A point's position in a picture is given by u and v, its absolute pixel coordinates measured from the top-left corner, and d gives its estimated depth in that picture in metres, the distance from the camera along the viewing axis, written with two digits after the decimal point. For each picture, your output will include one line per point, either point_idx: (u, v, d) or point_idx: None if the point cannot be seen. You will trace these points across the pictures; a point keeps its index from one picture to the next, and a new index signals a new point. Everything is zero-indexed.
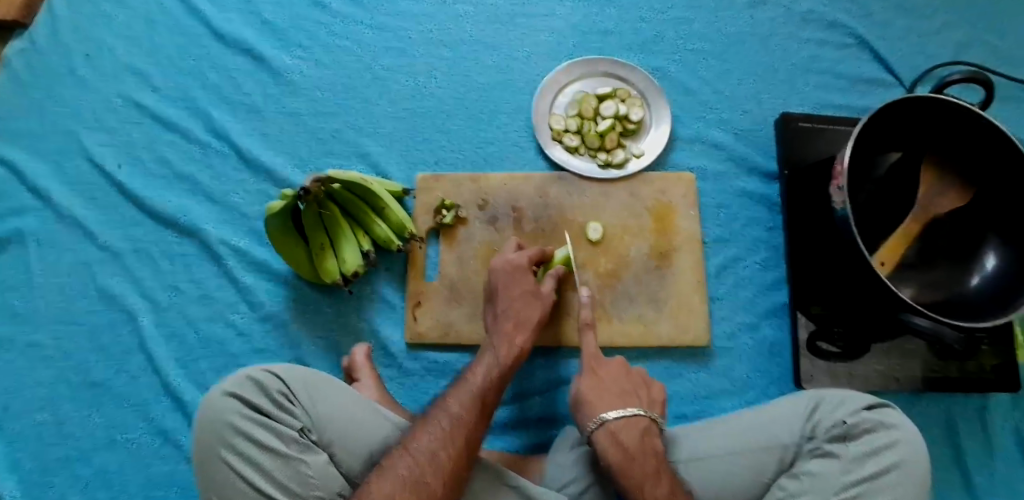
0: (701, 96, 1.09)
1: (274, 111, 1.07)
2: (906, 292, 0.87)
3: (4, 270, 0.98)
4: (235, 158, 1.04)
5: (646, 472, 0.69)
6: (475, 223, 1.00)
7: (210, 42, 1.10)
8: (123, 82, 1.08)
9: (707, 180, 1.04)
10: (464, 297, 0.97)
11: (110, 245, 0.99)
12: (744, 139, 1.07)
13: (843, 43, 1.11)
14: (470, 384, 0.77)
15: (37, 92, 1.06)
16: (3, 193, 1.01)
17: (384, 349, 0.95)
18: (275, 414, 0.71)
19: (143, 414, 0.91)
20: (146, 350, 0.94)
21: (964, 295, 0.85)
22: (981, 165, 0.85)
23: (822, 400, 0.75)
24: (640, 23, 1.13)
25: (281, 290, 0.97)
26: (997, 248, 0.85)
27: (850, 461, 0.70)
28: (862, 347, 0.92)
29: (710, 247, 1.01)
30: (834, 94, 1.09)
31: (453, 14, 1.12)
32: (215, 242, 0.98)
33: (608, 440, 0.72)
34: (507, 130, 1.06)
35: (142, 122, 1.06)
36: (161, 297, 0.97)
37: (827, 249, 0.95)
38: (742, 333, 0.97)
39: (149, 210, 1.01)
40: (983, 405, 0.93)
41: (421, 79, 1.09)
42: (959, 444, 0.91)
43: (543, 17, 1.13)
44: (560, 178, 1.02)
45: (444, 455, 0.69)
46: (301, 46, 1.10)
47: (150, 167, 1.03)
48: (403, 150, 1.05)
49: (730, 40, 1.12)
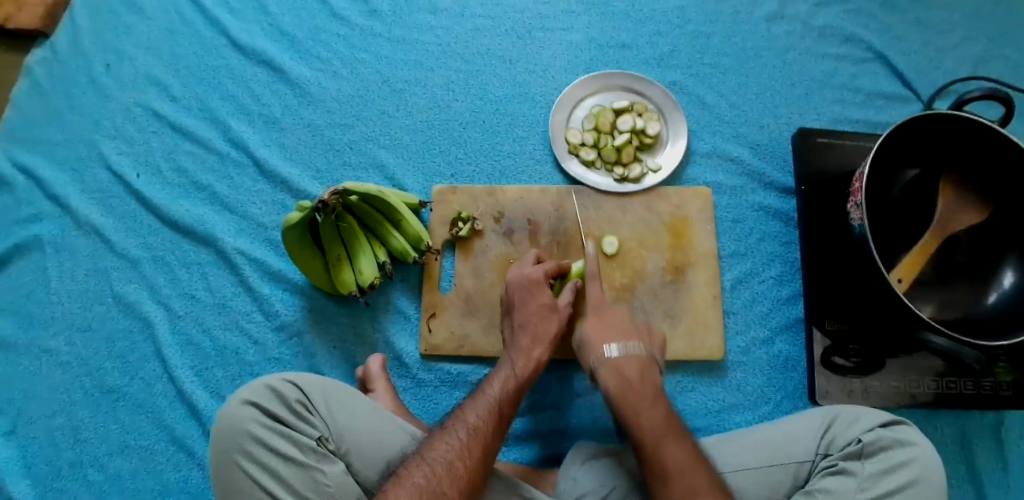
0: (717, 111, 1.10)
1: (292, 121, 1.11)
2: (925, 311, 0.86)
3: (24, 276, 1.02)
4: (252, 169, 1.08)
5: (644, 400, 0.74)
6: (491, 236, 1.02)
7: (230, 53, 1.15)
8: (145, 92, 1.13)
9: (722, 195, 1.05)
10: (480, 309, 0.99)
11: (128, 253, 1.03)
12: (759, 153, 1.08)
13: (862, 57, 1.12)
14: (489, 394, 0.79)
15: (58, 102, 1.12)
16: (25, 200, 1.06)
17: (398, 359, 0.98)
18: (293, 422, 0.74)
19: (157, 421, 0.95)
20: (162, 358, 0.97)
21: (980, 313, 0.84)
22: (999, 181, 0.86)
23: (836, 418, 0.77)
24: (656, 36, 1.15)
25: (296, 299, 1.00)
26: (1015, 265, 0.84)
27: (866, 478, 0.71)
28: (878, 363, 0.92)
29: (724, 261, 1.02)
30: (850, 109, 1.10)
31: (471, 27, 1.15)
32: (233, 251, 1.02)
33: (612, 373, 0.77)
34: (524, 143, 1.09)
35: (161, 131, 1.11)
36: (175, 305, 1.00)
37: (845, 266, 0.95)
38: (757, 349, 0.98)
39: (166, 218, 1.05)
40: (999, 422, 0.93)
41: (439, 92, 1.12)
42: (973, 462, 0.91)
43: (561, 30, 1.15)
44: (577, 191, 1.03)
45: (461, 464, 0.71)
46: (320, 58, 1.14)
47: (167, 177, 1.08)
48: (419, 161, 1.08)
49: (747, 54, 1.13)
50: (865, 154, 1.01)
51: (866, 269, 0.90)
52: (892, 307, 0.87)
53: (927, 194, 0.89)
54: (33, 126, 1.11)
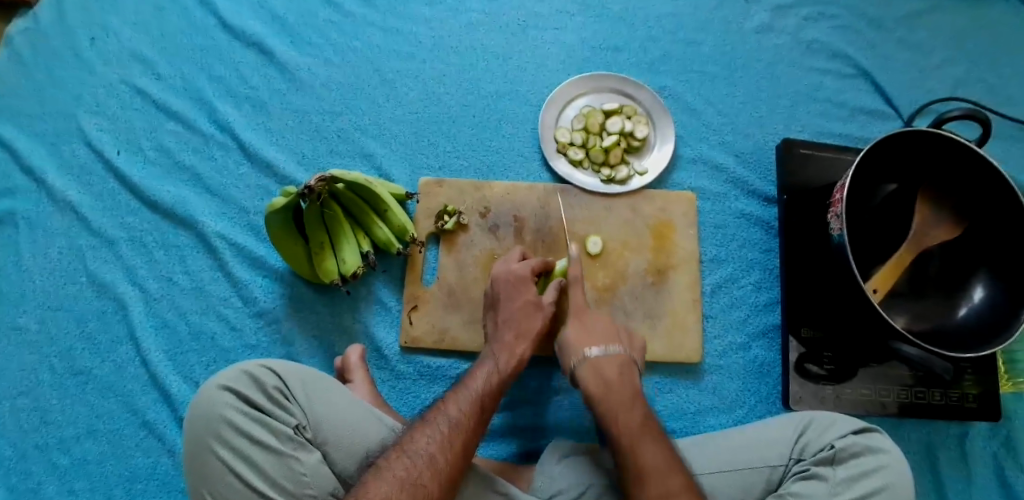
0: (705, 118, 1.12)
1: (280, 106, 1.10)
2: (898, 321, 0.89)
3: None
4: (238, 152, 1.06)
5: (622, 401, 0.75)
6: (476, 230, 1.02)
7: (219, 34, 1.13)
8: (128, 68, 1.11)
9: (707, 200, 1.07)
10: (462, 303, 0.99)
11: (105, 232, 1.01)
12: (744, 161, 1.10)
13: (846, 73, 1.15)
14: (471, 386, 0.80)
15: (39, 74, 1.10)
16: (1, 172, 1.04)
17: (377, 350, 0.97)
18: (270, 410, 0.73)
19: (128, 405, 0.93)
20: (135, 340, 0.95)
21: (950, 326, 0.87)
22: (976, 199, 0.87)
23: (810, 424, 0.78)
24: (649, 42, 1.16)
25: (275, 287, 0.99)
26: (985, 281, 0.87)
27: (837, 483, 0.72)
28: (850, 371, 0.94)
29: (705, 266, 1.03)
30: (833, 123, 1.12)
31: (466, 22, 1.15)
32: (213, 235, 1.01)
33: (590, 373, 0.79)
34: (513, 140, 1.09)
35: (145, 110, 1.09)
36: (151, 287, 0.99)
37: (822, 275, 0.97)
38: (732, 353, 0.99)
39: (146, 199, 1.03)
40: (963, 433, 0.95)
41: (431, 85, 1.12)
42: (936, 469, 0.93)
43: (555, 30, 1.16)
44: (563, 190, 1.04)
45: (442, 456, 0.71)
46: (312, 44, 1.13)
47: (150, 155, 1.06)
48: (407, 152, 1.08)
49: (735, 64, 1.15)
50: (845, 166, 1.03)
51: (844, 279, 0.91)
52: (867, 318, 0.89)
53: (905, 207, 0.90)
54: (12, 98, 1.08)
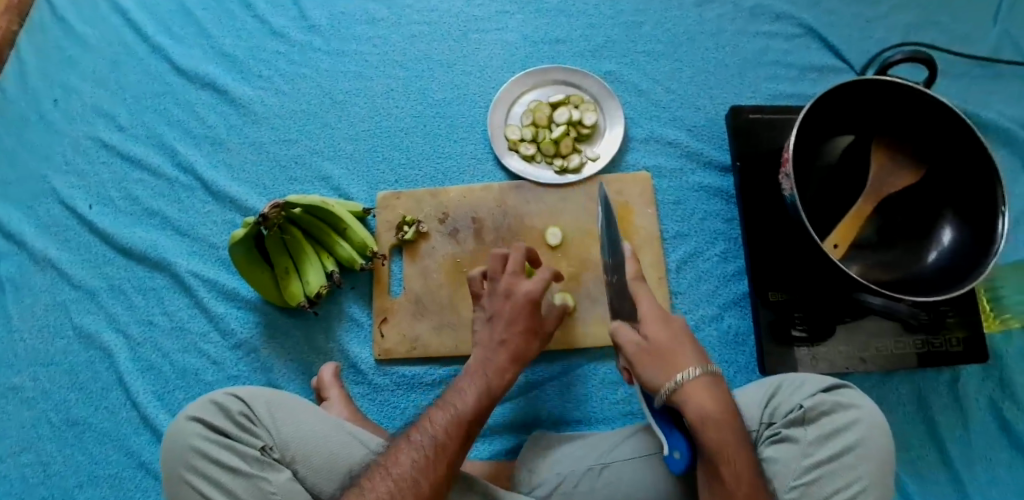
0: (654, 97, 0.88)
1: (237, 141, 0.88)
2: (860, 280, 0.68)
3: None
4: (201, 190, 0.86)
5: (736, 443, 0.49)
6: (438, 238, 0.82)
7: (173, 79, 0.91)
8: (92, 123, 0.90)
9: (664, 178, 0.84)
10: (430, 309, 0.80)
11: (84, 284, 0.82)
12: (697, 135, 0.86)
13: (792, 33, 0.89)
14: (453, 401, 0.59)
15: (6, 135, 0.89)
16: None
17: (353, 367, 0.79)
18: (235, 434, 0.56)
19: (122, 448, 0.76)
20: (123, 384, 0.78)
21: (922, 276, 0.66)
22: (927, 134, 0.67)
23: (781, 383, 0.59)
24: (589, 30, 0.91)
25: (252, 313, 0.80)
26: (953, 220, 0.66)
27: (809, 445, 0.54)
28: (829, 329, 0.72)
29: (667, 243, 0.81)
30: (784, 84, 0.87)
31: (407, 34, 0.92)
32: (184, 273, 0.81)
33: (702, 400, 0.50)
34: (465, 143, 0.87)
35: (112, 162, 0.88)
36: (133, 331, 0.80)
37: (773, 238, 0.76)
38: (705, 326, 0.78)
39: (118, 245, 0.84)
40: (955, 379, 0.73)
41: (380, 100, 0.90)
42: (931, 418, 0.72)
43: (495, 31, 0.92)
44: (517, 186, 0.83)
45: (429, 482, 0.52)
46: (261, 76, 0.91)
47: (120, 205, 0.86)
48: (364, 169, 0.86)
49: (678, 39, 0.90)
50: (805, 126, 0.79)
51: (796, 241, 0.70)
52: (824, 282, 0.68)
53: (856, 155, 0.70)
54: None
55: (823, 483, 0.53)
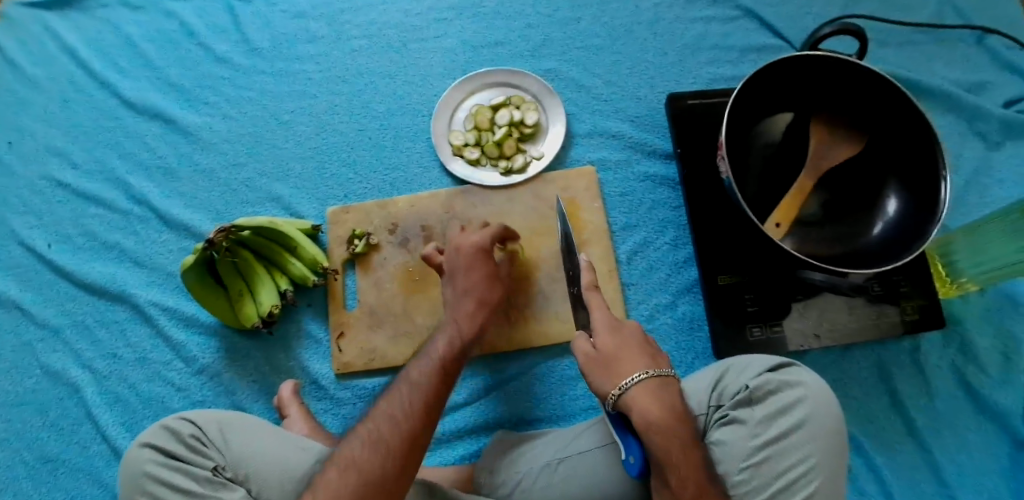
0: (596, 90, 0.85)
1: (189, 169, 0.85)
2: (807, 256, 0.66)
3: None
4: (155, 219, 0.83)
5: (686, 446, 0.50)
6: (388, 249, 0.79)
7: (123, 113, 0.87)
8: (46, 162, 0.86)
9: (610, 171, 0.82)
10: (384, 319, 0.78)
11: (47, 323, 0.79)
12: (641, 126, 0.84)
13: (728, 16, 0.86)
14: (434, 350, 0.59)
15: None
16: None
17: (313, 383, 0.77)
18: (186, 455, 0.55)
19: (95, 481, 0.74)
20: (92, 419, 0.75)
21: (871, 247, 0.65)
22: (862, 105, 0.66)
23: (729, 366, 0.59)
24: (527, 29, 0.88)
25: (213, 338, 0.78)
26: (896, 189, 0.65)
27: (756, 426, 0.54)
28: (782, 308, 0.70)
29: (615, 235, 0.80)
30: (724, 67, 0.85)
31: (347, 50, 0.88)
32: (144, 302, 0.79)
33: (647, 400, 0.51)
34: (411, 152, 0.84)
35: (68, 201, 0.84)
36: (99, 364, 0.77)
37: (718, 221, 0.74)
38: (659, 315, 0.76)
39: (77, 280, 0.80)
40: (915, 347, 0.72)
41: (324, 117, 0.86)
42: (893, 387, 0.71)
43: (434, 39, 0.88)
44: (464, 191, 0.81)
45: (406, 421, 0.52)
46: (208, 102, 0.87)
47: (76, 241, 0.82)
48: (311, 187, 0.84)
49: (616, 31, 0.87)
50: None
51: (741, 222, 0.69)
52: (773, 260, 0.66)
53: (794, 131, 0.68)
54: None
55: (773, 462, 0.52)
